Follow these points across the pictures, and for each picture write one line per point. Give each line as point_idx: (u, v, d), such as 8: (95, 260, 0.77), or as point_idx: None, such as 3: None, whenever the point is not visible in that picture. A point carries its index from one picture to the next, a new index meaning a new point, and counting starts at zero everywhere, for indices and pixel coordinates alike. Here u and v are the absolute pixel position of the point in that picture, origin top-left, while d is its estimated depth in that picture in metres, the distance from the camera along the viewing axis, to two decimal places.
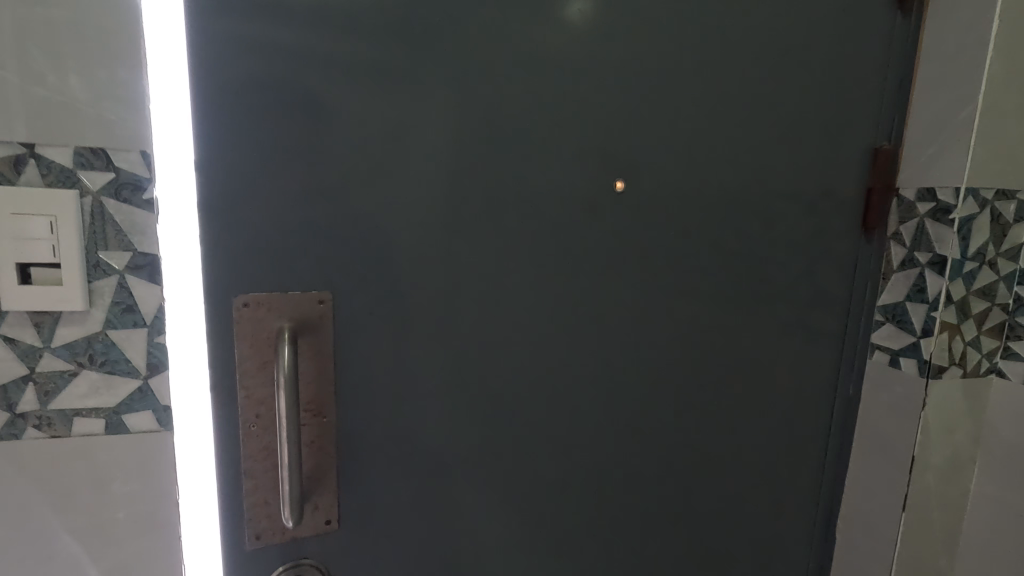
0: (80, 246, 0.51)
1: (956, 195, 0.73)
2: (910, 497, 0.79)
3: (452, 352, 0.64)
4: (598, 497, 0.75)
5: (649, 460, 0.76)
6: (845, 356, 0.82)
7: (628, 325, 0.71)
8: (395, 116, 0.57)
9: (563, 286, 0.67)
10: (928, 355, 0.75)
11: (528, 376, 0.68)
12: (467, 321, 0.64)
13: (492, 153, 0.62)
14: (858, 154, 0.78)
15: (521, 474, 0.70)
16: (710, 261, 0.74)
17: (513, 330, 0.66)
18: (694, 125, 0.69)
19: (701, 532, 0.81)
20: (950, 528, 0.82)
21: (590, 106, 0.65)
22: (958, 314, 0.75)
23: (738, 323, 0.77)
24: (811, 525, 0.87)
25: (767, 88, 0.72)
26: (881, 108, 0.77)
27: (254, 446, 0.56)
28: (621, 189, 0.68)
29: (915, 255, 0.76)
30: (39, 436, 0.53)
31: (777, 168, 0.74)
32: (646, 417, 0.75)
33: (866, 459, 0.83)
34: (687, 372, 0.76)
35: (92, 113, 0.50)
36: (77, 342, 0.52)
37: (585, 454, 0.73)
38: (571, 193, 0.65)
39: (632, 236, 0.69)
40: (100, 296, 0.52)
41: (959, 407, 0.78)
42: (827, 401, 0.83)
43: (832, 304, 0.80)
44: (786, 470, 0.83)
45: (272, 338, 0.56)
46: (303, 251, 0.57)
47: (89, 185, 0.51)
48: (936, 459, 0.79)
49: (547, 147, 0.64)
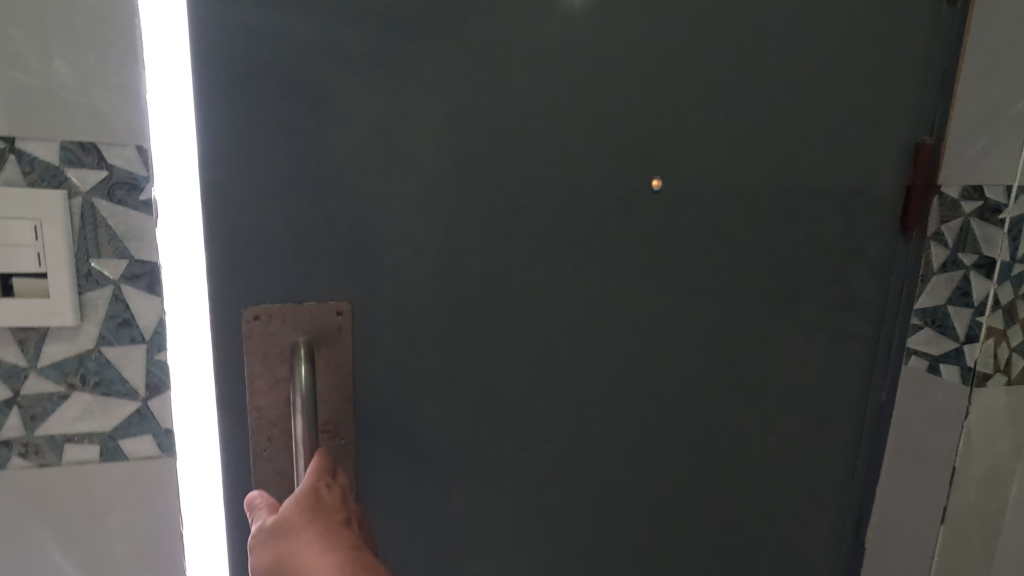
0: (69, 255, 0.47)
1: (1007, 194, 0.70)
2: (951, 508, 0.76)
3: (477, 365, 0.59)
4: (630, 516, 0.70)
5: (683, 478, 0.71)
6: (879, 362, 0.77)
7: (662, 335, 0.66)
8: (417, 109, 0.52)
9: (595, 293, 0.62)
10: (973, 362, 0.73)
11: (557, 390, 0.63)
12: (493, 330, 0.59)
13: (520, 150, 0.57)
14: (902, 149, 0.72)
15: (548, 492, 0.66)
16: (751, 264, 0.68)
17: (543, 340, 0.61)
18: (736, 117, 0.64)
19: (737, 551, 0.77)
20: (989, 538, 0.80)
21: (625, 97, 0.59)
22: (1004, 319, 0.73)
23: (778, 330, 0.71)
24: (843, 541, 0.82)
25: (813, 77, 0.66)
26: (929, 98, 0.72)
27: (266, 473, 0.51)
28: (658, 187, 0.62)
29: (959, 257, 0.73)
30: (27, 463, 0.49)
31: (822, 164, 0.69)
32: (680, 432, 0.70)
33: (902, 469, 0.80)
34: (724, 383, 0.70)
35: (81, 103, 0.46)
36: (67, 361, 0.48)
37: (616, 471, 0.68)
38: (604, 193, 0.60)
39: (666, 239, 0.64)
40: (93, 309, 0.48)
41: (1001, 415, 0.76)
42: (859, 409, 0.78)
43: (868, 307, 0.75)
44: (825, 484, 0.78)
45: (286, 353, 0.51)
46: (320, 257, 0.52)
47: (79, 184, 0.47)
48: (975, 468, 0.76)
49: (580, 143, 0.58)
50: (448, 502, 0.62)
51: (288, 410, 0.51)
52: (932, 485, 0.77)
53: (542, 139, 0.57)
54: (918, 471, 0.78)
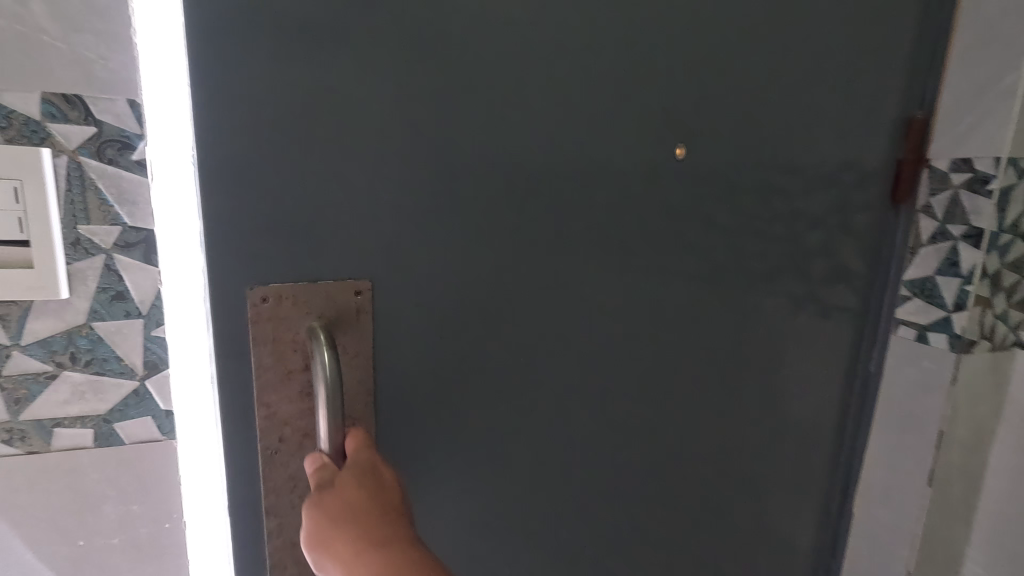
0: (58, 223, 0.49)
1: (996, 166, 0.72)
2: (936, 470, 0.79)
3: (489, 339, 0.59)
4: (638, 489, 0.71)
5: (689, 447, 0.72)
6: (868, 331, 0.80)
7: (670, 309, 0.66)
8: (425, 73, 0.50)
9: (606, 266, 0.62)
10: (960, 329, 0.75)
11: (567, 364, 0.63)
12: (505, 305, 0.58)
13: (532, 119, 0.55)
14: (896, 123, 0.74)
15: (560, 468, 0.66)
16: (754, 237, 0.69)
17: (554, 315, 0.61)
18: (741, 89, 0.64)
19: (737, 519, 0.78)
20: (970, 497, 0.84)
21: (635, 66, 0.58)
22: (989, 288, 0.76)
23: (777, 302, 0.72)
24: (833, 506, 0.85)
25: (815, 50, 0.67)
26: (922, 72, 0.73)
27: (278, 460, 0.50)
28: (683, 154, 0.63)
29: (948, 228, 0.75)
30: (16, 449, 0.52)
31: (822, 137, 0.70)
32: (685, 404, 0.71)
33: (890, 435, 0.82)
34: (730, 353, 0.71)
35: (65, 50, 0.47)
36: (56, 339, 0.51)
37: (625, 443, 0.69)
38: (615, 165, 0.60)
39: (675, 211, 0.64)
40: (85, 280, 0.50)
41: (984, 379, 0.79)
42: (848, 378, 0.80)
43: (857, 279, 0.77)
44: (817, 451, 0.81)
45: (300, 339, 0.49)
46: (327, 227, 0.49)
47: (64, 141, 0.48)
48: (960, 431, 0.80)
49: (589, 112, 0.57)
50: (462, 479, 0.62)
51: (305, 408, 0.50)
52: (920, 449, 0.79)
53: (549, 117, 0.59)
54: (906, 436, 0.81)
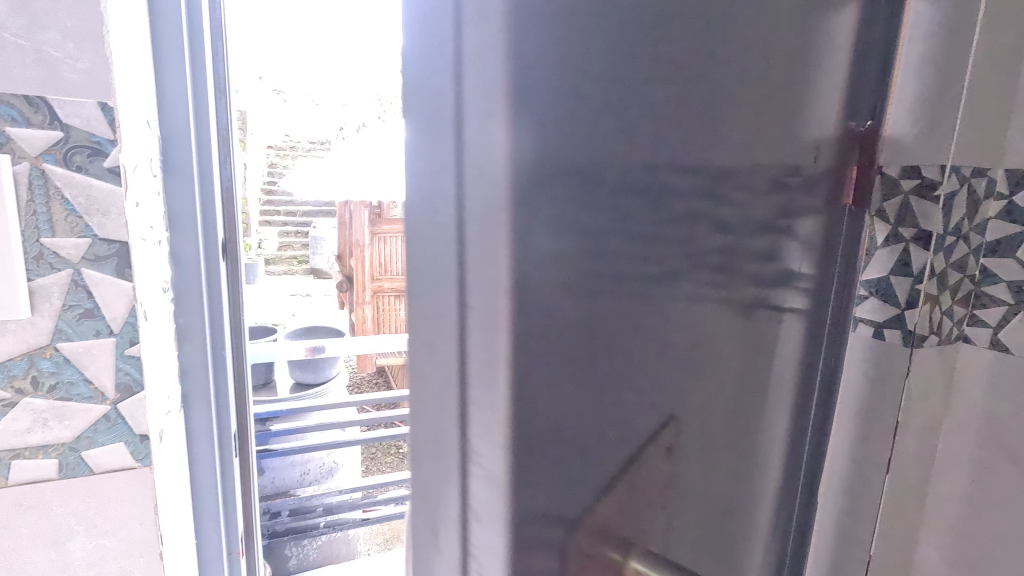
0: (22, 234, 0.62)
1: (942, 172, 0.77)
2: (891, 457, 0.85)
3: (537, 398, 0.44)
4: (661, 524, 0.65)
5: (701, 467, 0.69)
6: (827, 328, 0.84)
7: (688, 326, 0.61)
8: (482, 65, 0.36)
9: (640, 290, 0.53)
10: (912, 325, 0.80)
11: (606, 407, 0.52)
12: (557, 349, 0.45)
13: (583, 115, 0.44)
14: (850, 135, 0.79)
15: (596, 532, 0.55)
16: (749, 244, 0.65)
17: (595, 351, 0.50)
18: (754, 92, 0.60)
19: (733, 530, 0.78)
20: (923, 484, 0.89)
21: (674, 60, 0.51)
22: (937, 286, 0.81)
23: (763, 310, 0.71)
24: (798, 498, 0.89)
25: (803, 57, 0.66)
26: (872, 86, 0.79)
27: None
28: (721, 171, 0.58)
29: (899, 231, 0.80)
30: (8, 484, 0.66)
31: (800, 141, 0.69)
32: (696, 427, 0.66)
33: (850, 429, 0.87)
34: (730, 368, 0.69)
35: (32, 64, 0.59)
36: (19, 366, 0.64)
37: (652, 481, 0.62)
38: (654, 173, 0.51)
39: (697, 220, 0.57)
40: (48, 293, 0.64)
41: (935, 372, 0.84)
42: (810, 374, 0.84)
43: (819, 279, 0.80)
44: (789, 449, 0.84)
45: None
46: None
47: (30, 149, 0.61)
48: (914, 422, 0.85)
49: (632, 110, 0.48)
50: None
51: None
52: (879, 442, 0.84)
53: (654, 92, 0.49)
54: (867, 431, 0.85)
